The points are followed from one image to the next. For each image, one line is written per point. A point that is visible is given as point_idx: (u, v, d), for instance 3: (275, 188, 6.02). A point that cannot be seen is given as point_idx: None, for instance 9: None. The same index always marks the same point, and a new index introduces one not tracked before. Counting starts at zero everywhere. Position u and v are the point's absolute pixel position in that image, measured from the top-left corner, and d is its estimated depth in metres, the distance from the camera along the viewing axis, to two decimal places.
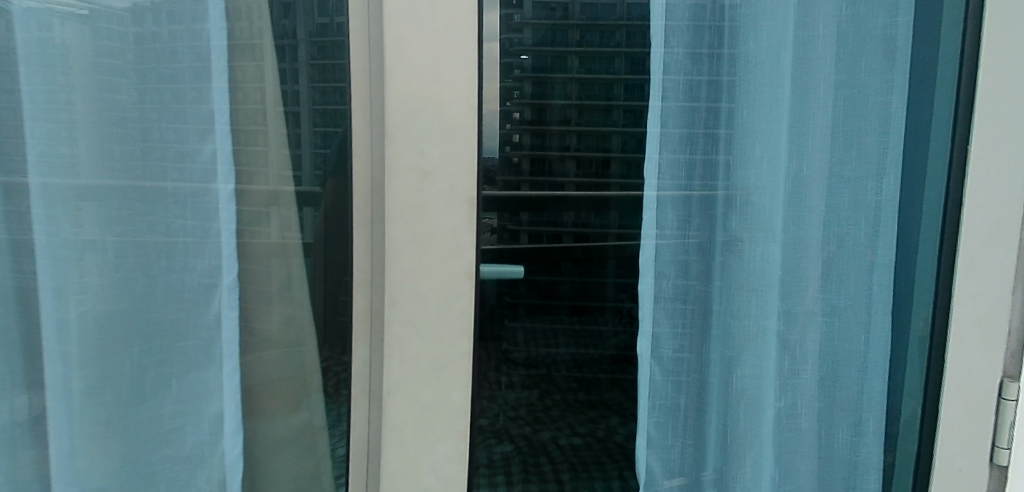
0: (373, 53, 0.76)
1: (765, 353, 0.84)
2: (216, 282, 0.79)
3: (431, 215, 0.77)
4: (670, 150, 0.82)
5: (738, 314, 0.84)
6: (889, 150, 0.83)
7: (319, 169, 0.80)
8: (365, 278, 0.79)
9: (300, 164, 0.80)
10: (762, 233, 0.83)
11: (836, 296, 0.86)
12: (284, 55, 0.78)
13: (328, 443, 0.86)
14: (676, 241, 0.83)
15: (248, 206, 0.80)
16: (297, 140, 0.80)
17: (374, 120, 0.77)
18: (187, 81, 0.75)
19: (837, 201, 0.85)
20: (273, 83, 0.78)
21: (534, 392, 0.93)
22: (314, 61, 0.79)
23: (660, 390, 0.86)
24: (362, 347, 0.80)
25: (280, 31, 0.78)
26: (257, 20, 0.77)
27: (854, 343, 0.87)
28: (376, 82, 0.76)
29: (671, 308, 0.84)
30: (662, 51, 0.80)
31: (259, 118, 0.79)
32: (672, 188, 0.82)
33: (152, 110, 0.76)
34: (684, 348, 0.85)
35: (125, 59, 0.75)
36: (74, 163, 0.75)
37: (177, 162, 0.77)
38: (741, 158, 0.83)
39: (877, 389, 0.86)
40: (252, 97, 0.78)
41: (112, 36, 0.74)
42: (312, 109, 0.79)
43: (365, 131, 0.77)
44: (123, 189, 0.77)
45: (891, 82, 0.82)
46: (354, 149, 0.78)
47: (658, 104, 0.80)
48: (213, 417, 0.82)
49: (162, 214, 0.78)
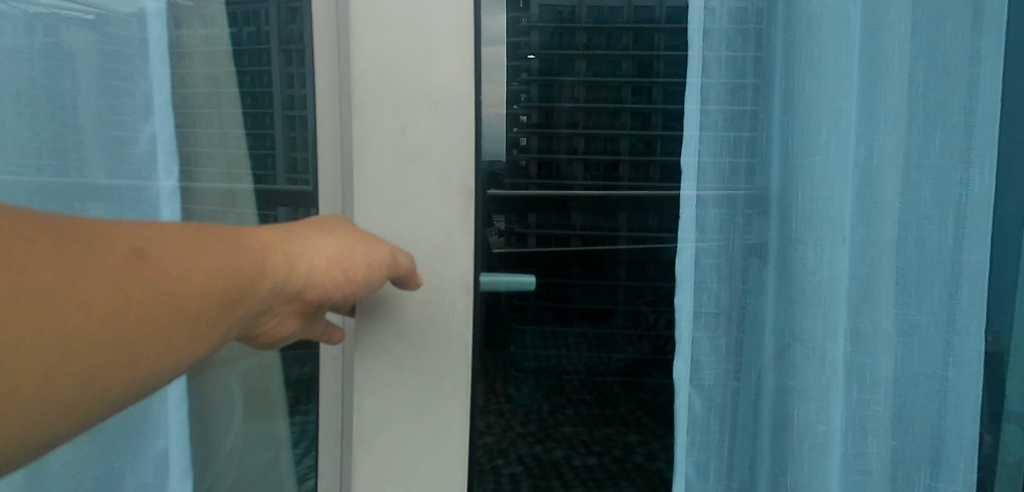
0: (350, 25, 0.63)
1: (834, 386, 0.68)
2: None
3: (418, 214, 0.65)
4: (713, 138, 0.67)
5: (799, 335, 0.68)
6: (975, 132, 0.69)
7: (294, 173, 0.69)
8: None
9: (274, 164, 0.70)
10: (831, 233, 0.67)
11: (914, 309, 0.71)
12: (291, 61, 0.67)
13: (291, 458, 0.75)
14: (719, 245, 0.68)
15: (195, 204, 0.71)
16: (303, 143, 0.68)
17: (341, 109, 0.65)
18: (127, 63, 0.67)
19: (917, 196, 0.70)
20: (281, 89, 0.68)
21: (545, 404, 0.81)
22: (285, 44, 0.67)
23: (700, 424, 0.71)
24: (332, 374, 0.68)
25: (288, 34, 0.67)
26: (264, 24, 0.68)
27: (934, 368, 0.72)
28: (345, 65, 0.64)
29: (707, 324, 0.69)
30: (700, 52, 0.66)
31: (268, 123, 0.70)
32: (713, 186, 0.68)
33: (98, 94, 0.67)
34: (728, 374, 0.71)
35: (129, 63, 0.67)
36: (81, 164, 0.68)
37: (112, 146, 0.68)
38: (801, 138, 0.66)
39: (966, 424, 0.72)
40: (259, 102, 0.70)
41: (118, 42, 0.66)
42: (284, 114, 0.69)
43: (333, 113, 0.65)
44: (61, 185, 0.68)
45: (977, 49, 0.68)
46: (321, 143, 0.65)
47: (696, 106, 0.66)
48: (171, 429, 0.74)
49: (98, 211, 0.69)
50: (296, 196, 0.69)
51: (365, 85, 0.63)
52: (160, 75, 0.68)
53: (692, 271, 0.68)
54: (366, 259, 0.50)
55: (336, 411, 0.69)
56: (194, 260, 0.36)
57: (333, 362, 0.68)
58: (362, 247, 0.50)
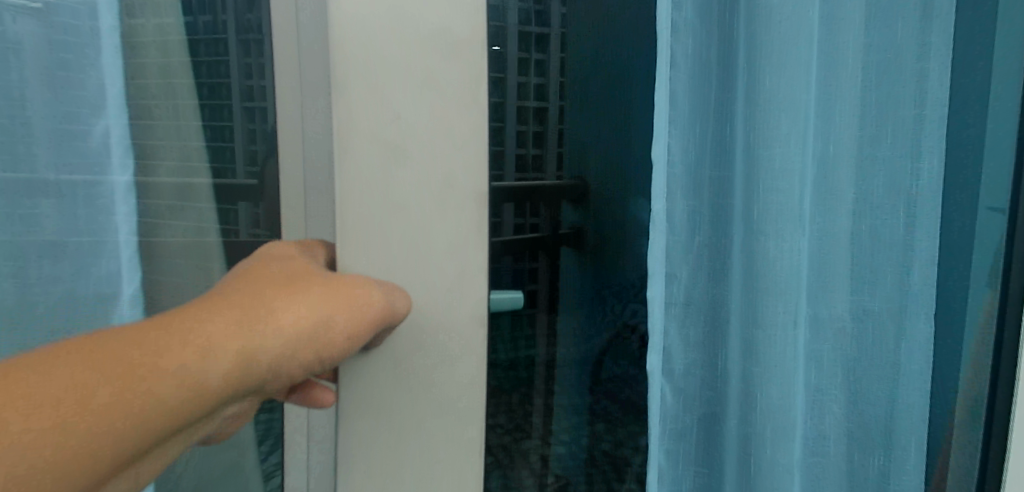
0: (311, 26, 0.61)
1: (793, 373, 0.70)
2: (115, 296, 0.68)
3: (411, 242, 0.60)
4: (680, 132, 0.67)
5: (763, 324, 0.69)
6: (925, 122, 0.71)
7: (254, 166, 0.66)
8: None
9: (234, 157, 0.67)
10: (793, 224, 0.68)
11: (869, 296, 0.73)
12: (250, 51, 0.65)
13: (256, 456, 0.74)
14: (687, 237, 0.69)
15: (152, 199, 0.69)
16: (264, 136, 0.65)
17: (305, 116, 0.62)
18: (80, 55, 0.64)
19: (872, 186, 0.72)
20: (238, 80, 0.65)
21: (515, 396, 0.76)
22: (243, 33, 0.64)
23: (671, 413, 0.71)
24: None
25: (245, 24, 0.64)
26: (220, 13, 0.65)
27: (886, 351, 0.74)
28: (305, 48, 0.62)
29: (674, 315, 0.69)
30: (670, 46, 0.65)
31: (224, 115, 0.67)
32: (681, 177, 0.67)
33: (47, 87, 0.63)
34: (695, 362, 0.71)
35: (79, 53, 0.64)
36: (30, 160, 0.64)
37: (61, 138, 0.65)
38: (763, 131, 0.68)
39: (915, 402, 0.75)
40: (217, 93, 0.67)
41: (72, 32, 0.63)
42: (242, 106, 0.66)
43: (292, 97, 0.63)
44: (11, 181, 0.63)
45: (926, 43, 0.71)
46: (284, 150, 0.63)
47: (665, 110, 0.65)
48: None
49: (50, 210, 0.65)
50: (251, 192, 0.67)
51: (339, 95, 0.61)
52: (111, 63, 0.65)
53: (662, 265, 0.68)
54: (350, 324, 0.48)
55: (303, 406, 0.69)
56: (137, 365, 0.37)
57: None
58: (349, 308, 0.48)
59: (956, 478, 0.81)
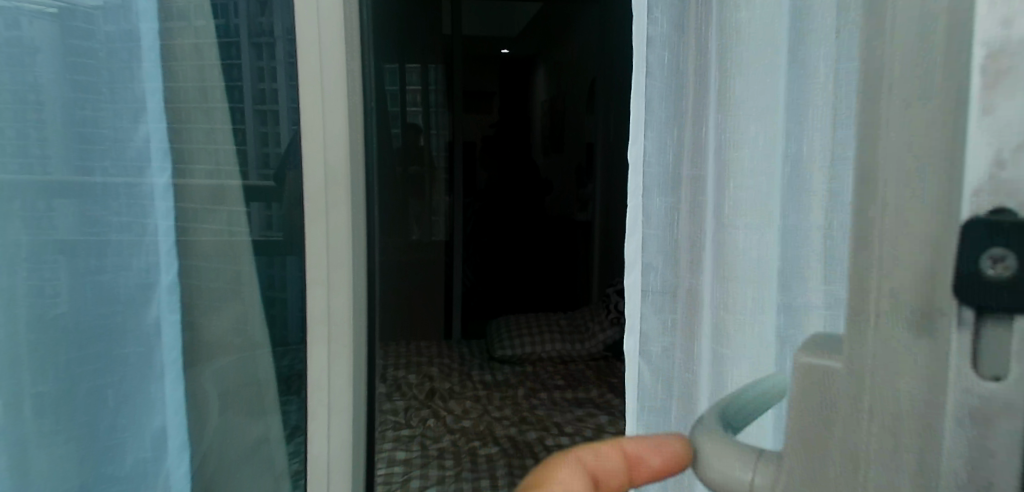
0: (332, 31, 0.71)
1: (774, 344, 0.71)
2: (155, 284, 0.75)
3: None
4: (656, 131, 0.79)
5: (730, 307, 0.74)
6: None
7: (267, 166, 0.74)
8: (318, 259, 0.72)
9: (246, 159, 0.75)
10: (762, 221, 0.72)
11: None
12: (261, 53, 0.73)
13: (282, 443, 0.81)
14: (663, 228, 0.80)
15: (184, 201, 0.75)
16: (275, 136, 0.73)
17: (325, 107, 0.71)
18: (112, 64, 0.70)
19: None
20: (251, 84, 0.73)
21: None
22: (255, 35, 0.73)
23: (649, 391, 0.82)
24: (320, 336, 0.74)
25: (256, 27, 0.73)
26: (232, 17, 0.73)
27: None
28: (321, 48, 0.71)
29: (836, 258, 0.65)
30: (645, 58, 0.79)
31: (240, 118, 0.74)
32: (658, 174, 0.79)
33: (71, 90, 0.69)
34: (674, 344, 0.80)
35: (96, 58, 0.69)
36: (44, 162, 0.68)
37: (82, 139, 0.70)
38: (734, 136, 0.73)
39: None
40: (232, 96, 0.74)
41: (87, 35, 0.69)
42: (254, 108, 0.74)
43: (314, 91, 0.71)
44: (44, 181, 0.68)
45: None
46: (307, 142, 0.71)
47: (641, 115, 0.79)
48: (156, 434, 0.78)
49: (87, 206, 0.71)
50: (270, 190, 0.75)
51: (356, 82, 0.72)
52: (151, 66, 0.72)
53: (797, 196, 0.69)
54: None
55: (325, 363, 0.75)
56: None
57: (321, 324, 0.74)
58: None
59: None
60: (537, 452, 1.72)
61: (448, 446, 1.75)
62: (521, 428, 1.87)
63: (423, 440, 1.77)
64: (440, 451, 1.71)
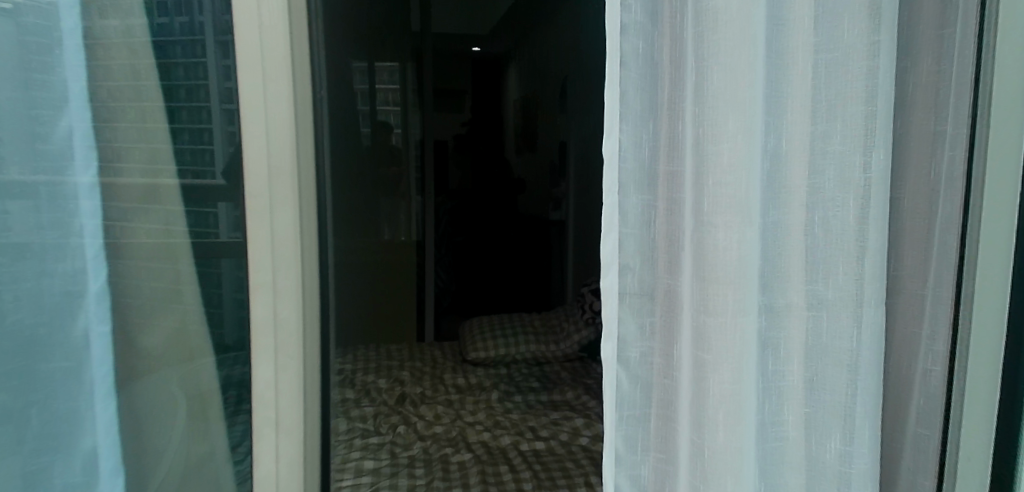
0: (274, 31, 0.70)
1: (748, 340, 0.72)
2: (82, 293, 0.68)
3: None
4: (631, 125, 0.71)
5: (711, 310, 0.71)
6: (874, 120, 0.75)
7: (230, 166, 0.70)
8: (263, 263, 0.72)
9: (213, 159, 0.71)
10: (740, 219, 0.70)
11: (822, 285, 0.76)
12: (229, 52, 0.70)
13: (227, 454, 0.78)
14: (641, 229, 0.72)
15: (115, 200, 0.69)
16: (244, 140, 0.70)
17: (268, 109, 0.70)
18: (46, 57, 0.65)
19: (823, 179, 0.74)
20: (217, 84, 0.70)
21: None
22: (222, 35, 0.70)
23: (627, 398, 0.74)
24: (264, 344, 0.73)
25: (222, 26, 0.69)
26: (198, 14, 0.69)
27: (843, 340, 0.77)
28: (262, 47, 0.70)
29: (815, 260, 0.76)
30: (617, 43, 0.70)
31: (205, 116, 0.70)
32: (633, 170, 0.71)
33: (17, 88, 0.64)
34: (652, 350, 0.74)
35: (41, 54, 0.64)
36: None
37: (25, 138, 0.64)
38: (711, 131, 0.70)
39: (869, 387, 0.78)
40: (195, 95, 0.70)
41: (39, 32, 0.64)
42: (221, 108, 0.70)
43: (256, 91, 0.70)
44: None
45: (877, 41, 0.74)
46: (247, 143, 0.70)
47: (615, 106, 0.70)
48: (88, 456, 0.71)
49: (28, 209, 0.65)
50: (222, 190, 0.71)
51: (304, 83, 0.72)
52: (73, 57, 0.66)
53: (772, 192, 0.74)
54: None
55: (271, 368, 0.74)
56: None
57: (267, 329, 0.73)
58: None
59: (925, 471, 0.81)
60: (511, 457, 1.68)
61: (418, 454, 1.69)
62: (494, 433, 1.82)
63: (393, 448, 1.71)
64: (411, 459, 1.66)
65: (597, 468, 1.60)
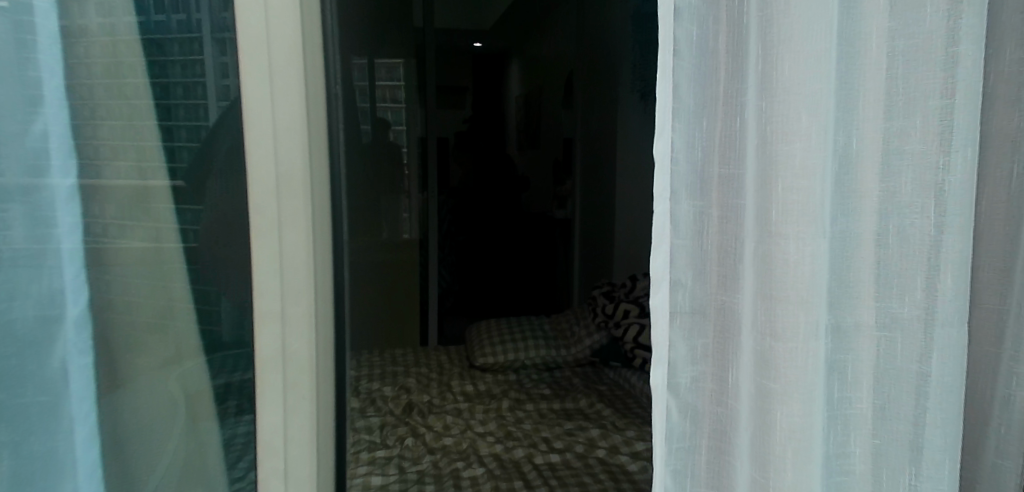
0: (282, 28, 0.63)
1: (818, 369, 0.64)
2: (60, 317, 0.60)
3: None
4: (684, 124, 0.63)
5: (779, 334, 0.62)
6: (954, 115, 0.66)
7: (231, 175, 0.63)
8: (270, 286, 0.65)
9: (210, 166, 0.63)
10: (814, 229, 0.61)
11: (896, 303, 0.68)
12: (228, 50, 0.62)
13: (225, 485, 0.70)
14: (693, 240, 0.64)
15: (99, 205, 0.60)
16: (247, 148, 0.63)
17: (276, 117, 0.64)
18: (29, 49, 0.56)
19: (897, 184, 0.66)
20: (214, 80, 0.62)
21: None
22: (221, 32, 0.62)
23: (677, 430, 0.66)
24: (273, 374, 0.67)
25: (219, 23, 0.62)
26: (194, 11, 0.61)
27: (915, 362, 0.69)
28: (270, 51, 0.63)
29: (888, 274, 0.67)
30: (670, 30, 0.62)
31: (202, 115, 0.62)
32: (687, 174, 0.63)
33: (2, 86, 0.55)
34: (704, 375, 0.66)
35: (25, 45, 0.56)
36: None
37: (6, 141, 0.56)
38: (780, 128, 0.61)
39: (944, 415, 0.70)
40: (193, 93, 0.62)
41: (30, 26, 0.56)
42: (218, 107, 0.63)
43: (263, 100, 0.63)
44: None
45: (955, 26, 0.65)
46: (251, 155, 0.63)
47: (667, 102, 0.62)
48: None
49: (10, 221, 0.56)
50: (186, 191, 0.63)
51: (316, 90, 0.66)
52: (51, 46, 0.57)
53: (838, 198, 0.66)
54: None
55: (279, 398, 0.68)
56: None
57: (276, 358, 0.67)
58: None
59: None
60: (526, 471, 1.60)
61: (427, 468, 1.61)
62: (506, 445, 1.74)
63: (401, 462, 1.63)
64: (420, 474, 1.58)
65: (617, 483, 1.52)
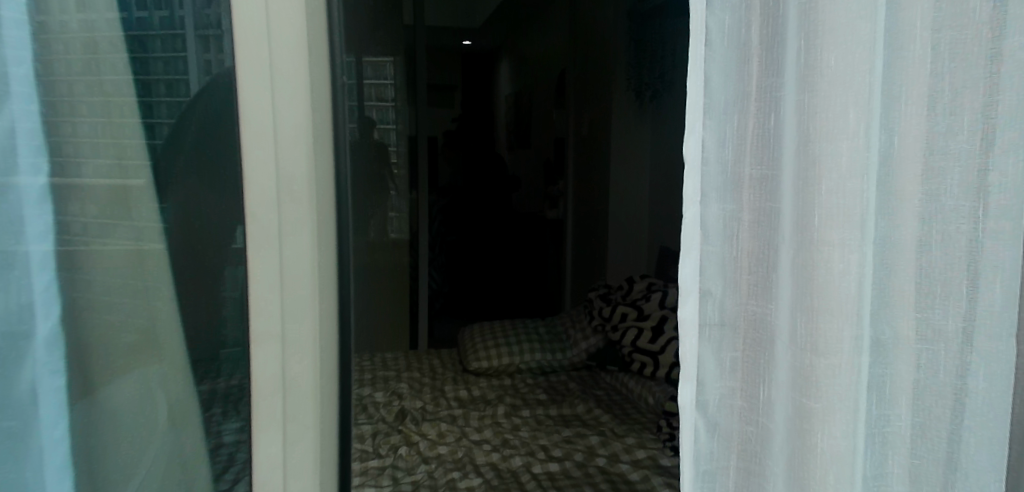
0: (284, 20, 0.57)
1: (859, 386, 0.59)
2: (28, 334, 0.54)
3: None
4: (716, 121, 0.58)
5: (821, 350, 0.58)
6: (998, 110, 0.62)
7: (222, 177, 0.58)
8: (270, 302, 0.59)
9: (197, 167, 0.57)
10: (858, 235, 0.57)
11: (938, 314, 0.63)
12: (209, 48, 0.56)
13: None
14: (725, 246, 0.59)
15: (72, 209, 0.55)
16: (243, 149, 0.57)
17: (276, 115, 0.58)
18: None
19: (940, 187, 0.61)
20: (196, 76, 0.56)
21: None
22: (203, 29, 0.55)
23: (706, 452, 0.61)
24: (272, 397, 0.61)
25: (203, 19, 0.55)
26: (177, 8, 0.54)
27: (957, 377, 0.64)
28: (270, 42, 0.57)
29: (930, 283, 0.63)
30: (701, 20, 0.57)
31: (183, 114, 0.56)
32: (718, 176, 0.59)
33: None
34: (733, 393, 0.61)
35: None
36: None
37: None
38: (825, 125, 0.57)
39: (990, 433, 0.65)
40: (174, 89, 0.56)
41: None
42: (206, 106, 0.56)
43: (262, 96, 0.57)
44: None
45: (1004, 14, 0.61)
46: (248, 157, 0.58)
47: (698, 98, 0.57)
48: None
49: None
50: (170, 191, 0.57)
51: (323, 86, 0.59)
52: (18, 34, 0.52)
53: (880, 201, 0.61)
54: None
55: (279, 422, 0.61)
56: None
57: (274, 380, 0.60)
58: None
59: None
60: (524, 481, 1.55)
61: (422, 479, 1.56)
62: (503, 453, 1.69)
63: (394, 472, 1.57)
64: (415, 485, 1.52)
65: None
